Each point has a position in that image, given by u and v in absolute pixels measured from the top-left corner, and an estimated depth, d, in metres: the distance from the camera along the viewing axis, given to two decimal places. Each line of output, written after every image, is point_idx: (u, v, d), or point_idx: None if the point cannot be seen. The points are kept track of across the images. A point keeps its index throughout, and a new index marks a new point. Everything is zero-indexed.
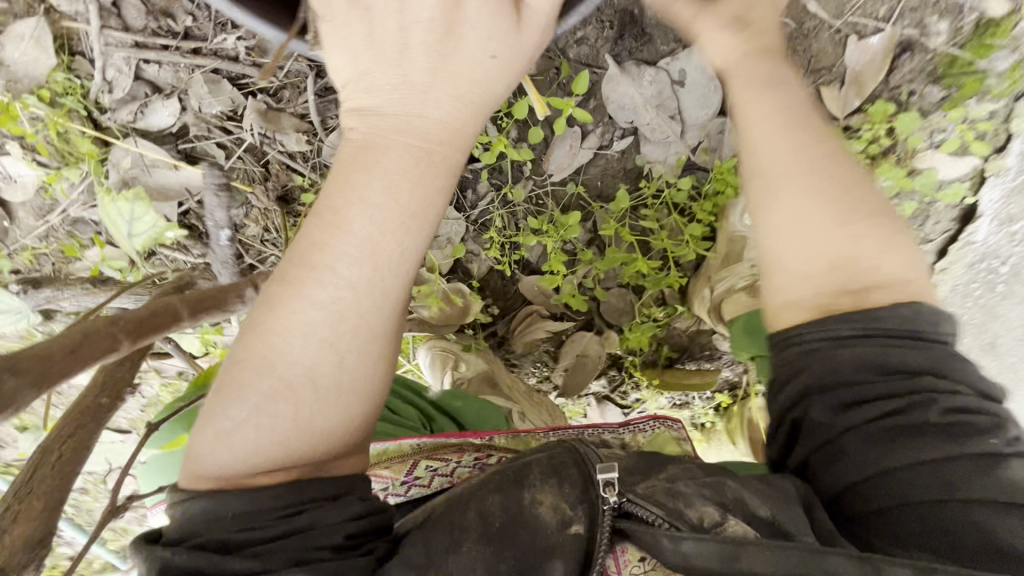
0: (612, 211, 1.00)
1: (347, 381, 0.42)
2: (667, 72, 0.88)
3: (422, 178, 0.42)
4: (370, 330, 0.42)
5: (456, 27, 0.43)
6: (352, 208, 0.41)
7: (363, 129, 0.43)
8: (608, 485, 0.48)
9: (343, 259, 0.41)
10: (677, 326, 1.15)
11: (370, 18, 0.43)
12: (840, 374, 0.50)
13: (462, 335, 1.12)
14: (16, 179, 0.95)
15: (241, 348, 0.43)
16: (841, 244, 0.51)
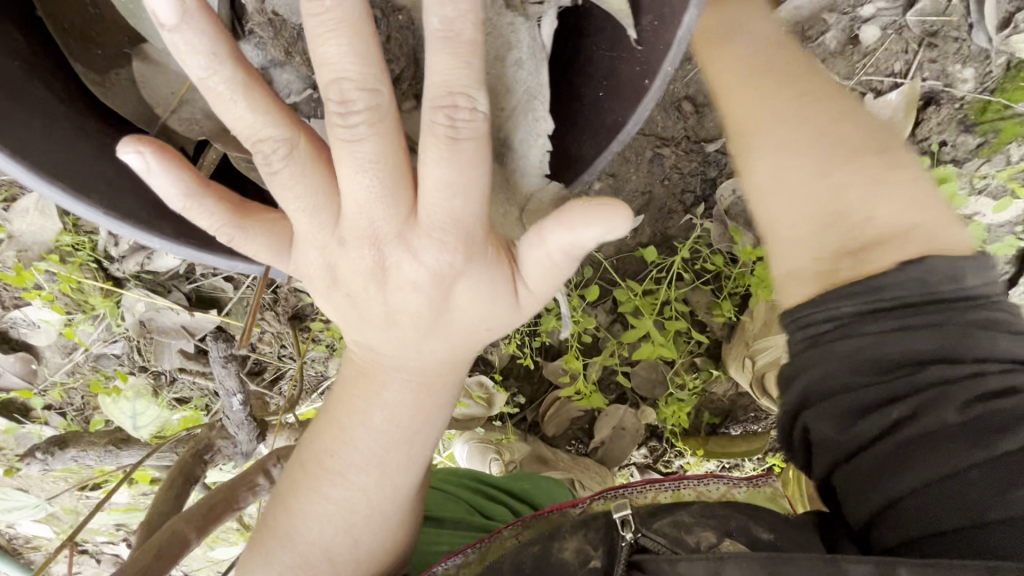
0: (636, 289, 0.93)
1: (366, 558, 0.45)
2: (676, 143, 0.85)
3: (426, 407, 0.41)
4: (384, 516, 0.44)
5: (446, 309, 0.38)
6: (356, 427, 0.42)
7: (361, 353, 0.41)
8: (625, 523, 0.54)
9: (353, 467, 0.42)
10: (715, 391, 1.09)
11: (354, 299, 0.39)
12: (839, 378, 0.43)
13: (491, 427, 1.07)
14: (39, 324, 0.97)
15: (272, 518, 0.46)
16: (826, 199, 0.46)
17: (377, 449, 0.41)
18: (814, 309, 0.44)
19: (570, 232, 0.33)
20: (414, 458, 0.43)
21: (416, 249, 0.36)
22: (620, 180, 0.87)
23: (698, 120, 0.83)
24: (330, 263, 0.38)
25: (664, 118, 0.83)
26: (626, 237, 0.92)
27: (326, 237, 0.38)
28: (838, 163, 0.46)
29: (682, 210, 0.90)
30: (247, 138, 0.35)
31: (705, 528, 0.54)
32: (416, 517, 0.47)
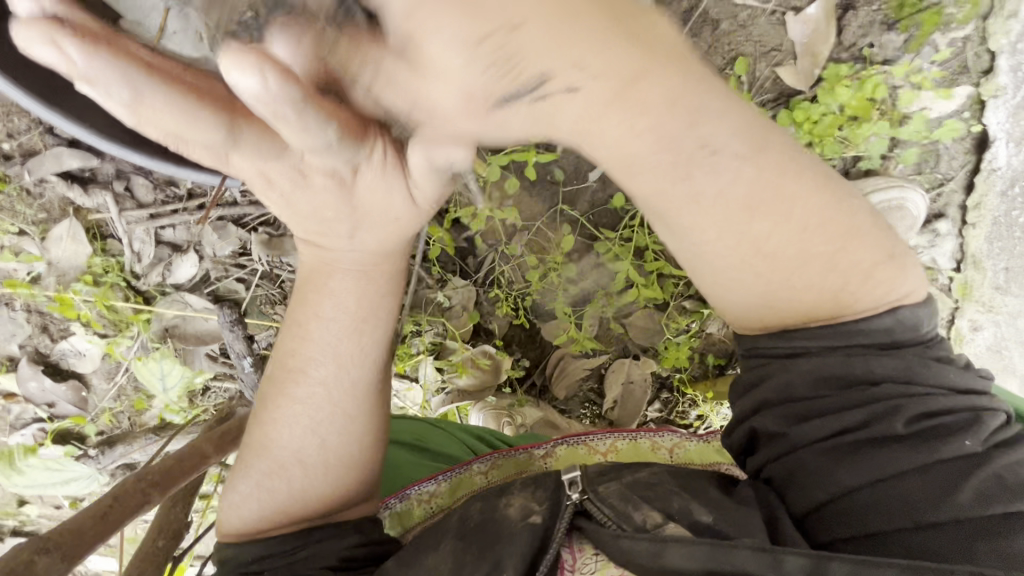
0: (609, 240, 0.98)
1: (333, 459, 0.51)
2: None
3: (370, 295, 0.49)
4: (346, 413, 0.50)
5: (355, 183, 0.44)
6: (312, 321, 0.49)
7: (311, 255, 0.48)
8: (573, 483, 0.52)
9: (313, 363, 0.49)
10: (713, 332, 1.12)
11: (283, 192, 0.44)
12: (795, 392, 0.46)
13: (501, 395, 1.12)
14: (84, 353, 1.07)
15: (252, 434, 0.52)
16: (780, 285, 0.44)
17: (328, 339, 0.49)
18: (772, 344, 0.47)
19: None
20: (362, 351, 0.50)
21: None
22: None
23: None
24: (261, 168, 0.42)
25: None
26: (595, 190, 0.97)
27: (253, 149, 0.41)
28: (829, 249, 0.43)
29: None
30: (161, 58, 0.38)
31: (653, 507, 0.49)
32: (378, 421, 0.53)
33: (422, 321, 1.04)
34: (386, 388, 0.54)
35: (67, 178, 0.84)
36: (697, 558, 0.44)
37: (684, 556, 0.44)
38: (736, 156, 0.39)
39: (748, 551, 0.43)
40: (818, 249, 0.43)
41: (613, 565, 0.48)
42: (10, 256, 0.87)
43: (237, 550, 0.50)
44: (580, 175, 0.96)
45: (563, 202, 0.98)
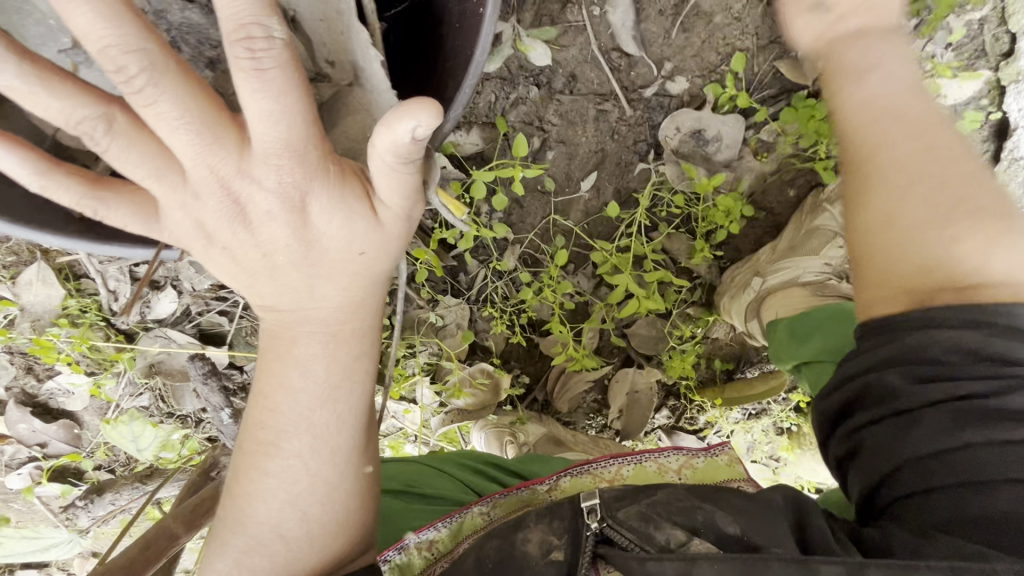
0: (606, 250, 0.94)
1: (318, 529, 0.46)
2: (620, 100, 0.86)
3: (341, 356, 0.44)
4: (328, 482, 0.45)
5: (311, 239, 0.40)
6: (279, 391, 0.44)
7: (269, 319, 0.43)
8: (591, 512, 0.48)
9: (283, 436, 0.44)
10: (718, 337, 1.08)
11: (230, 251, 0.41)
12: (922, 353, 0.49)
13: (502, 412, 1.09)
14: (73, 390, 1.05)
15: (225, 510, 0.47)
16: (930, 271, 0.50)
17: (297, 405, 0.44)
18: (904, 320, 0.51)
19: (391, 133, 0.34)
20: (340, 412, 0.45)
21: (259, 179, 0.38)
22: (569, 144, 0.88)
23: (631, 66, 0.84)
24: (197, 219, 0.40)
25: (598, 72, 0.84)
26: (589, 199, 0.93)
27: (180, 196, 0.39)
28: (955, 217, 0.50)
29: (638, 160, 0.90)
30: (67, 124, 0.36)
31: (677, 525, 0.47)
32: (365, 482, 0.48)
33: (414, 343, 0.99)
34: (371, 444, 0.49)
35: None
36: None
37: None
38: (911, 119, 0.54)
39: (781, 564, 0.41)
40: (939, 245, 0.50)
41: None
42: None
43: None
44: (571, 185, 0.91)
45: (556, 213, 0.93)
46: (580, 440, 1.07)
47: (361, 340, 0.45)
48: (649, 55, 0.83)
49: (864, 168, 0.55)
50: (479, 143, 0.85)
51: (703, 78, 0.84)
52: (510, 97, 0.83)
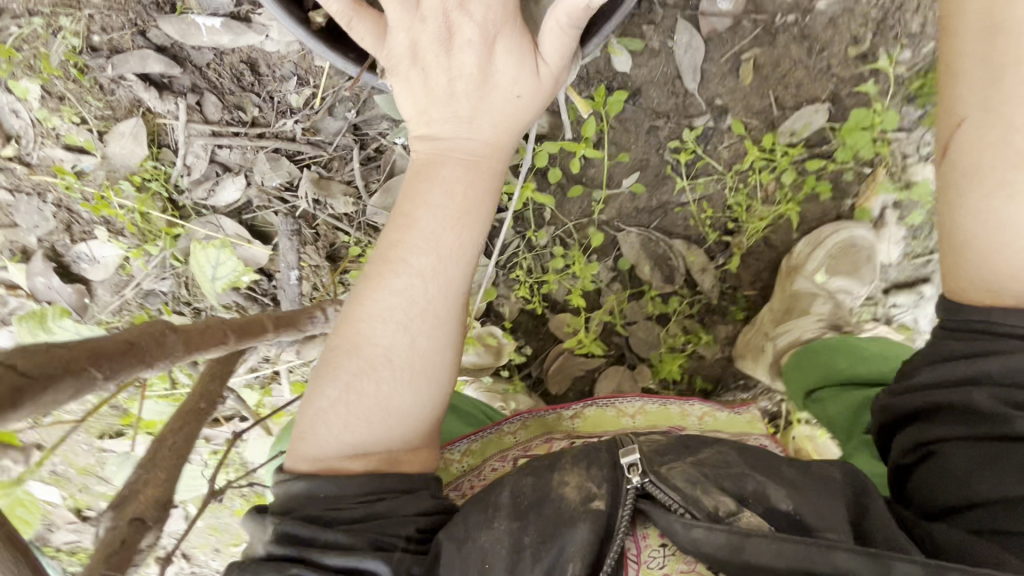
0: (634, 247, 1.07)
1: (417, 364, 0.55)
2: (672, 119, 0.99)
3: (471, 183, 0.55)
4: (436, 314, 0.55)
5: (490, 77, 0.55)
6: (420, 210, 0.55)
7: (426, 149, 0.56)
8: (632, 466, 0.54)
9: (413, 252, 0.54)
10: (705, 355, 1.15)
11: (426, 75, 0.55)
12: (957, 371, 0.61)
13: (498, 378, 1.15)
14: (100, 259, 1.08)
15: (339, 344, 0.56)
16: None
17: (427, 241, 0.54)
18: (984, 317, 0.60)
19: (573, 3, 0.53)
20: (464, 252, 0.55)
21: (471, 13, 0.54)
22: (622, 146, 1.01)
23: (686, 97, 0.97)
24: (415, 40, 0.55)
25: (659, 94, 0.98)
26: (626, 199, 1.05)
27: (411, 18, 0.54)
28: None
29: (675, 177, 1.02)
30: None
31: (726, 493, 0.53)
32: (458, 330, 0.57)
33: None
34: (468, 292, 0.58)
35: (146, 81, 0.87)
36: (783, 554, 0.48)
37: (770, 551, 0.48)
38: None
39: (848, 554, 0.47)
40: None
41: (683, 552, 0.52)
42: (68, 141, 0.90)
43: (310, 483, 0.52)
44: (614, 181, 1.04)
45: (595, 206, 1.05)
46: None
47: (490, 186, 0.56)
48: (704, 90, 0.96)
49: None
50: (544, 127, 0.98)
51: (744, 117, 0.97)
52: (582, 94, 0.96)
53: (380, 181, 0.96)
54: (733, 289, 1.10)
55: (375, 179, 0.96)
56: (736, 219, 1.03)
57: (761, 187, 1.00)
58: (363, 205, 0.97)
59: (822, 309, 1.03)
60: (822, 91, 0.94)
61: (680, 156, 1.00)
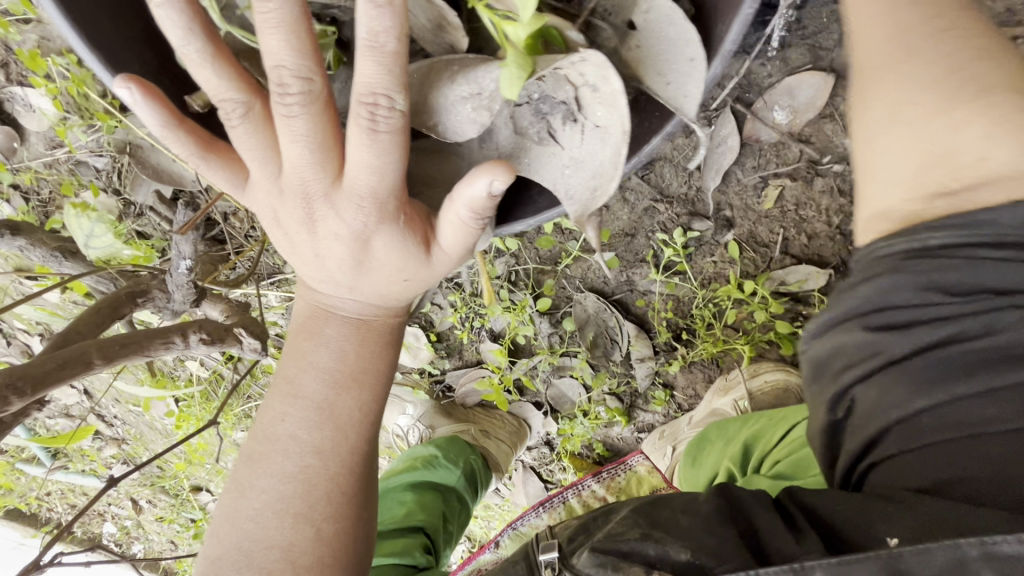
0: (583, 312, 1.01)
1: (328, 555, 0.47)
2: (672, 207, 0.89)
3: (366, 344, 0.48)
4: (341, 492, 0.48)
5: (369, 258, 0.44)
6: (305, 373, 0.48)
7: (306, 303, 0.48)
8: (547, 565, 0.54)
9: (303, 427, 0.47)
10: (616, 432, 1.14)
11: (291, 234, 0.45)
12: (890, 302, 0.50)
13: (409, 374, 1.15)
14: (34, 108, 0.96)
15: (224, 543, 0.47)
16: (933, 138, 0.46)
17: (313, 417, 0.47)
18: (898, 240, 0.49)
19: (470, 187, 0.38)
20: (364, 416, 0.49)
21: (339, 208, 0.42)
22: (611, 215, 0.92)
23: (696, 195, 0.88)
24: (275, 207, 0.44)
25: (672, 176, 0.87)
26: (594, 267, 0.98)
27: (270, 183, 0.43)
28: (963, 97, 0.45)
29: (646, 262, 0.95)
30: (212, 96, 0.38)
31: (636, 563, 0.47)
32: (365, 493, 0.50)
33: None
34: (374, 438, 0.51)
35: None
36: None
37: None
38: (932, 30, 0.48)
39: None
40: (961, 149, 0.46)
41: None
42: None
43: None
44: (588, 245, 0.95)
45: (563, 258, 0.97)
46: (474, 413, 1.17)
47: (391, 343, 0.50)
48: (719, 194, 0.87)
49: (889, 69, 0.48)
50: None
51: (744, 241, 0.89)
52: None
53: None
54: (669, 389, 1.06)
55: None
56: (694, 330, 0.97)
57: (730, 314, 0.93)
58: None
59: (756, 399, 0.95)
60: (831, 255, 0.86)
61: (666, 249, 0.91)
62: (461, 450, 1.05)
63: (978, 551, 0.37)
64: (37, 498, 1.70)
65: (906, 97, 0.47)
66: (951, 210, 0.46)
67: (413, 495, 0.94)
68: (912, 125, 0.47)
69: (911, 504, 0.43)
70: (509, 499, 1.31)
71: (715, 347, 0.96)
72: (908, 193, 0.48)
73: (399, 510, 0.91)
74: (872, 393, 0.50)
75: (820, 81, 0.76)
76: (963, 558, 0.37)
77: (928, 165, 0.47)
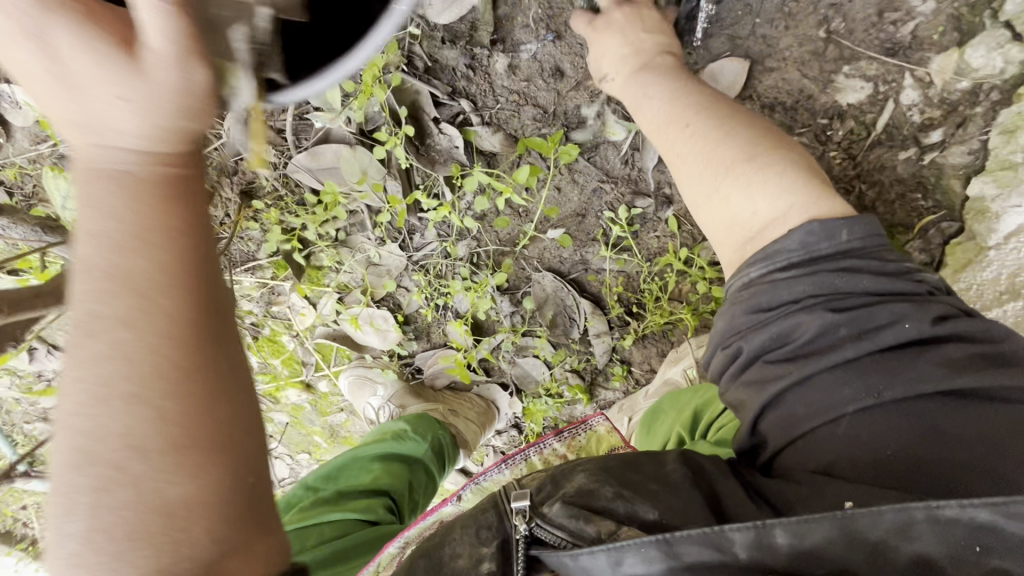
0: (541, 290, 1.08)
1: (180, 435, 0.40)
2: (616, 187, 0.96)
3: (74, 179, 0.42)
4: (170, 366, 0.40)
5: (72, 76, 0.40)
6: (93, 242, 0.41)
7: None
8: (520, 512, 0.53)
9: (106, 301, 0.40)
10: (579, 410, 1.19)
11: (39, 81, 0.40)
12: (737, 320, 0.58)
13: (380, 358, 1.21)
14: (20, 106, 1.02)
15: (59, 460, 0.40)
16: (721, 212, 0.63)
17: (108, 286, 0.40)
18: (739, 273, 0.59)
19: None
20: (165, 277, 0.41)
21: (59, 27, 0.38)
22: (563, 196, 0.99)
23: (637, 176, 0.95)
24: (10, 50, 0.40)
25: (615, 158, 0.95)
26: (550, 247, 1.04)
27: None
28: (722, 172, 0.62)
29: (597, 240, 1.01)
30: None
31: (606, 518, 0.50)
32: (205, 393, 0.41)
33: (344, 261, 1.08)
34: (219, 321, 0.44)
35: None
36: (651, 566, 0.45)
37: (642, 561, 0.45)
38: (692, 138, 0.66)
39: (691, 544, 0.44)
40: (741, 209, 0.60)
41: None
42: None
43: None
44: (542, 226, 1.02)
45: (520, 239, 1.04)
46: (445, 395, 1.22)
47: (200, 193, 0.45)
48: (659, 173, 0.95)
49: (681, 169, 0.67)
50: (497, 147, 0.95)
51: (684, 216, 0.96)
52: (541, 130, 0.93)
53: (310, 141, 0.95)
54: (625, 364, 1.12)
55: (305, 136, 0.95)
56: (644, 304, 1.04)
57: (674, 286, 1.00)
58: (286, 157, 0.97)
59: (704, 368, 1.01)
60: None
61: (614, 227, 0.98)
62: (431, 427, 1.09)
63: (922, 513, 0.41)
64: (11, 507, 1.69)
65: (694, 187, 0.65)
66: (784, 236, 0.57)
67: (381, 464, 0.96)
68: (708, 205, 0.64)
69: (819, 487, 0.47)
70: None
71: (663, 319, 1.03)
72: (731, 247, 0.63)
73: (367, 477, 0.93)
74: (743, 391, 0.56)
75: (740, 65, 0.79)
76: (911, 522, 0.42)
77: (729, 227, 0.62)
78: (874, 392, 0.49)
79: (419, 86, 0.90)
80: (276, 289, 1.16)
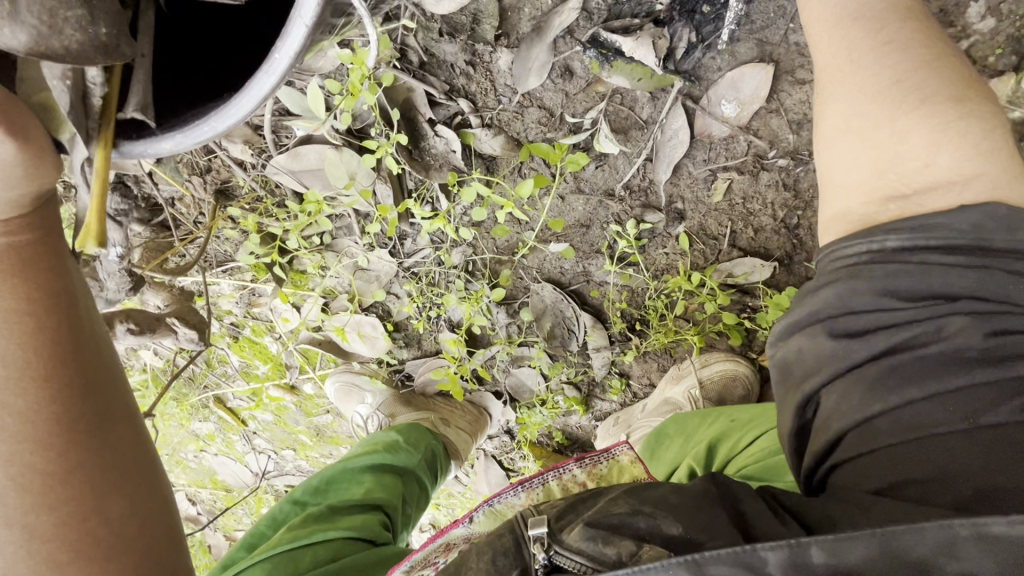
0: (539, 303, 1.01)
1: (60, 549, 0.39)
2: (623, 199, 0.90)
3: None
4: (18, 471, 0.39)
5: None
6: None
7: None
8: (536, 539, 0.46)
9: None
10: (574, 420, 1.15)
11: None
12: (850, 304, 0.52)
13: (367, 363, 1.16)
14: None
15: None
16: (882, 146, 0.53)
17: None
18: (863, 239, 0.52)
19: None
20: (17, 373, 0.39)
21: None
22: (567, 206, 0.92)
23: (647, 189, 0.89)
24: None
25: (625, 168, 0.87)
26: (550, 258, 0.98)
27: None
28: (910, 103, 0.52)
29: (599, 254, 0.95)
30: None
31: (626, 536, 0.43)
32: (82, 493, 0.40)
33: (329, 267, 1.00)
34: (96, 406, 0.42)
35: None
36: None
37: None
38: (873, 46, 0.55)
39: (720, 565, 0.37)
40: (910, 152, 0.52)
41: None
42: None
43: None
44: (544, 236, 0.95)
45: (519, 248, 0.97)
46: (440, 402, 1.17)
47: (58, 256, 0.43)
48: (672, 185, 0.88)
49: (835, 66, 0.57)
50: (498, 151, 0.87)
51: (695, 233, 0.90)
52: (548, 133, 0.85)
53: (293, 139, 0.88)
54: (626, 378, 1.07)
55: (287, 135, 0.88)
56: (648, 320, 0.99)
57: (681, 305, 0.95)
58: (264, 159, 0.90)
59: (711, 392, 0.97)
60: (776, 247, 0.89)
61: (620, 241, 0.92)
62: (422, 436, 1.04)
63: (969, 530, 0.36)
64: None
65: (857, 102, 0.54)
66: (901, 211, 0.52)
67: (372, 475, 0.92)
68: (858, 130, 0.54)
69: (867, 506, 0.44)
70: (471, 486, 1.32)
71: (667, 336, 0.98)
72: (863, 197, 0.54)
73: (358, 490, 0.89)
74: (834, 398, 0.52)
75: (762, 73, 0.77)
76: (955, 538, 0.36)
77: (877, 167, 0.53)
78: (969, 417, 0.45)
79: (412, 84, 0.82)
80: (256, 291, 1.09)
